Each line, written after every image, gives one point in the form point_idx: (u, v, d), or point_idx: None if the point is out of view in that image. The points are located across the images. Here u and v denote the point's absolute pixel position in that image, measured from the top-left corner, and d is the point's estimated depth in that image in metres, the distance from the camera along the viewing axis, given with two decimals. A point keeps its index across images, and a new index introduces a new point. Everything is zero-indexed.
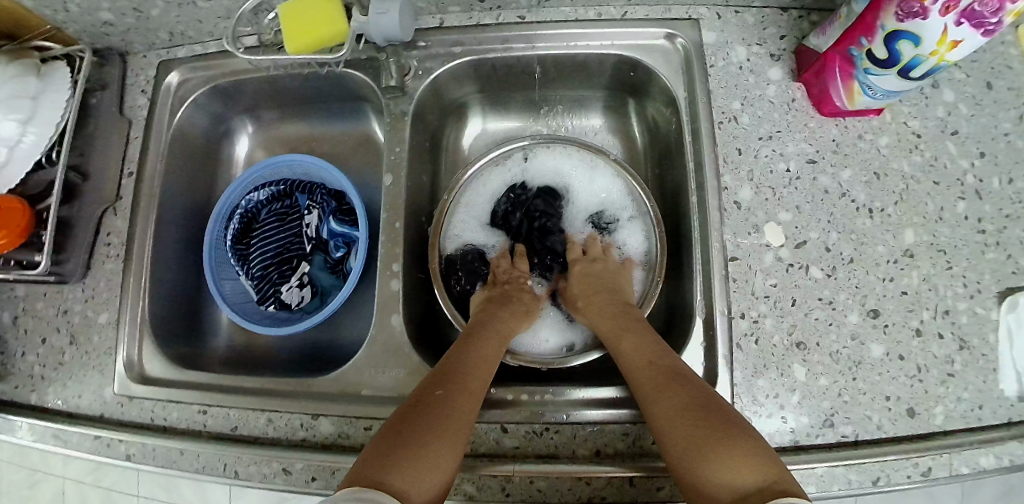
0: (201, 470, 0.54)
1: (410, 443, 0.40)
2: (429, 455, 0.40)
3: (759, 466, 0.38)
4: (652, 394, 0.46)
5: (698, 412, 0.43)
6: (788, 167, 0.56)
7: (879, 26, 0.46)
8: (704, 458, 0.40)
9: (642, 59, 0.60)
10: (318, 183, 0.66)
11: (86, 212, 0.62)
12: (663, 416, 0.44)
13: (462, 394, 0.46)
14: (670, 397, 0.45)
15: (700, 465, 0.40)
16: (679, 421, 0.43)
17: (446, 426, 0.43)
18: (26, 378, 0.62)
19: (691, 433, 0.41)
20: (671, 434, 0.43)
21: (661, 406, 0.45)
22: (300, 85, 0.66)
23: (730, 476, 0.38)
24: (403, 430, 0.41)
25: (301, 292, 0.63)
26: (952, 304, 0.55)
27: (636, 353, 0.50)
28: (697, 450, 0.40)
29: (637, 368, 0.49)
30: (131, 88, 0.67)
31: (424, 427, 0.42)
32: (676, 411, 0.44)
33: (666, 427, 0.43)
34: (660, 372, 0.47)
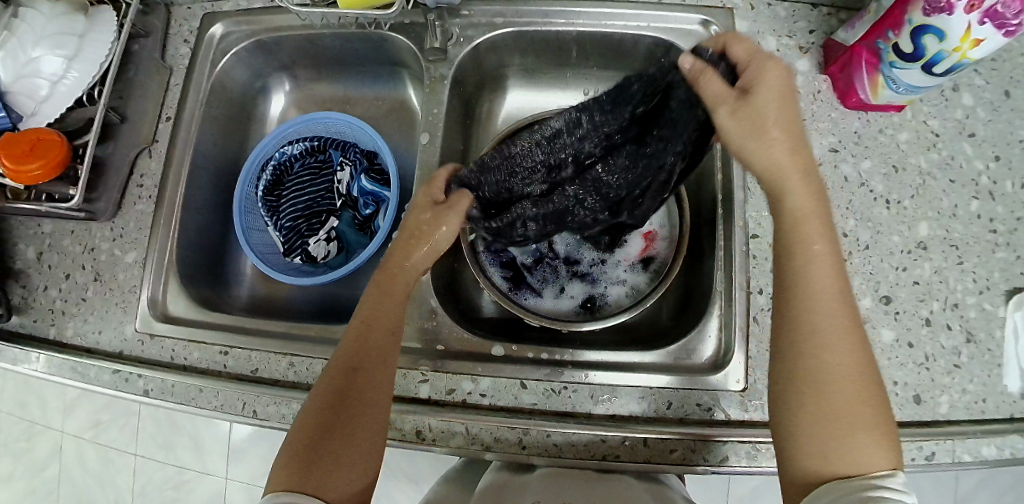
0: (221, 407, 0.54)
1: (325, 441, 0.44)
2: (353, 447, 0.44)
3: (881, 455, 0.38)
4: (844, 343, 0.41)
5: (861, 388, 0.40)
6: (812, 154, 0.58)
7: (906, 20, 0.49)
8: (844, 433, 0.39)
9: (676, 42, 0.62)
10: (351, 142, 0.68)
11: (122, 152, 0.63)
12: (829, 373, 0.40)
13: (376, 360, 0.47)
14: (851, 359, 0.40)
15: (841, 438, 0.38)
16: (845, 380, 0.40)
17: (361, 416, 0.45)
18: (47, 312, 0.63)
19: (856, 410, 0.39)
20: (827, 397, 0.39)
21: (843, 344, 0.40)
22: (340, 46, 0.67)
23: (858, 454, 0.38)
24: (323, 423, 0.44)
25: (327, 246, 0.65)
26: (961, 298, 0.56)
27: (823, 282, 0.42)
28: (841, 430, 0.39)
29: (823, 299, 0.41)
30: (174, 38, 0.68)
31: (347, 421, 0.45)
32: (859, 385, 0.40)
33: (840, 393, 0.39)
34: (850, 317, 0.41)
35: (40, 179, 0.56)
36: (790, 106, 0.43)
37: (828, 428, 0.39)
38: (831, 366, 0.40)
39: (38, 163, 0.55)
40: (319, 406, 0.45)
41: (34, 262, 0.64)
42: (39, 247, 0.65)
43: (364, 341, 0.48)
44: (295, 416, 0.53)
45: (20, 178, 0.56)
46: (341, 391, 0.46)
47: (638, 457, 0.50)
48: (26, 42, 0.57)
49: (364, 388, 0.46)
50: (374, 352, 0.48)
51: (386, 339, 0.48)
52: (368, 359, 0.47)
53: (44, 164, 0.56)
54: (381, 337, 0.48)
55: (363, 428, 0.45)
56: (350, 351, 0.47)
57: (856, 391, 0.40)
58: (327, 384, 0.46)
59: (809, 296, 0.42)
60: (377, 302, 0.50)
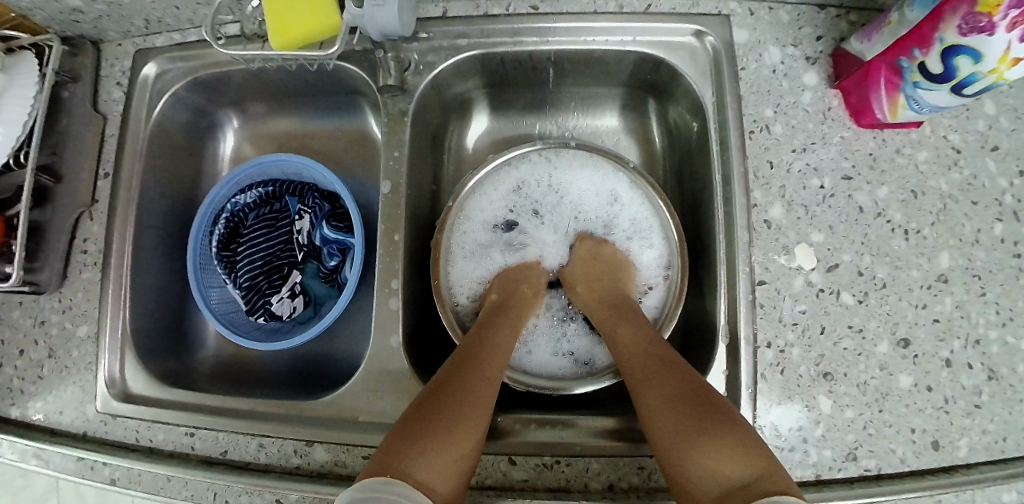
0: (191, 497, 0.51)
1: (435, 418, 0.39)
2: (462, 428, 0.39)
3: (743, 459, 0.36)
4: (652, 392, 0.42)
5: (691, 413, 0.39)
6: (822, 183, 0.52)
7: (936, 39, 0.42)
8: (690, 448, 0.37)
9: (665, 58, 0.55)
10: (310, 184, 0.62)
11: (61, 216, 0.58)
12: (654, 409, 0.41)
13: (485, 363, 0.45)
14: (669, 382, 0.41)
15: (688, 451, 0.37)
16: (669, 409, 0.40)
17: (467, 410, 0.40)
18: (3, 392, 0.59)
19: (693, 422, 0.38)
20: (665, 428, 0.39)
21: (653, 388, 0.42)
22: (287, 78, 0.60)
23: (723, 470, 0.35)
24: (421, 415, 0.39)
25: (292, 303, 0.59)
26: (983, 333, 0.51)
27: (627, 349, 0.47)
28: (680, 439, 0.38)
29: (629, 360, 0.46)
30: (107, 80, 0.61)
31: (445, 413, 0.39)
32: (678, 404, 0.40)
33: (654, 418, 0.40)
34: (657, 356, 0.44)
35: None
36: (590, 270, 0.56)
37: (671, 446, 0.38)
38: (648, 395, 0.42)
39: None
40: (419, 403, 0.41)
41: None
42: None
43: (475, 350, 0.46)
44: None
45: None
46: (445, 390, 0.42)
47: None
48: None
49: (476, 384, 0.43)
50: (493, 353, 0.47)
51: (501, 346, 0.48)
52: (491, 362, 0.46)
53: None
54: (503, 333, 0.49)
55: (463, 421, 0.39)
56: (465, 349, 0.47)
57: (667, 406, 0.40)
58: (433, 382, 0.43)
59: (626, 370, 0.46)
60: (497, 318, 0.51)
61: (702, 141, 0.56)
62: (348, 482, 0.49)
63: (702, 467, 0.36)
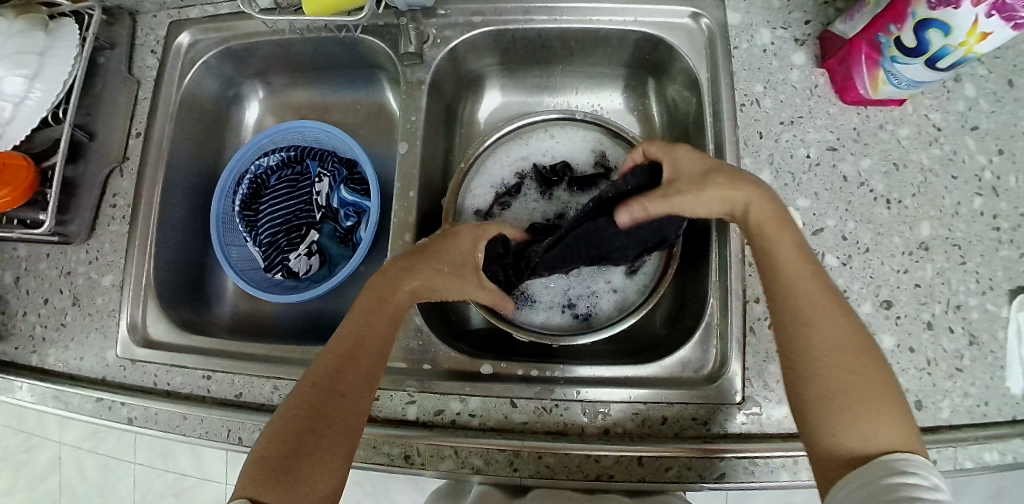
0: (206, 435, 0.53)
1: (300, 457, 0.37)
2: (325, 458, 0.38)
3: (904, 429, 0.36)
4: (837, 333, 0.40)
5: (859, 358, 0.39)
6: (809, 154, 0.56)
7: (909, 14, 0.46)
8: (856, 404, 0.37)
9: (664, 37, 0.59)
10: (330, 151, 0.65)
11: (92, 172, 0.61)
12: (824, 346, 0.40)
13: (352, 369, 0.42)
14: (838, 329, 0.40)
15: (848, 421, 0.37)
16: (844, 351, 0.39)
17: (338, 431, 0.39)
18: (27, 339, 0.61)
19: (858, 369, 0.38)
20: (819, 369, 0.39)
21: (833, 330, 0.40)
22: (310, 50, 0.65)
23: (873, 434, 0.36)
24: (287, 452, 0.37)
25: (309, 261, 0.62)
26: (964, 299, 0.54)
27: (790, 262, 0.44)
28: (847, 395, 0.37)
29: (799, 288, 0.42)
30: (141, 48, 0.65)
31: (315, 441, 0.38)
32: (849, 353, 0.39)
33: (843, 391, 0.38)
34: (831, 296, 0.42)
35: (9, 206, 0.54)
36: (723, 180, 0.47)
37: (827, 413, 0.37)
38: (833, 351, 0.39)
39: (6, 189, 0.53)
40: (283, 432, 0.38)
41: (11, 287, 0.62)
42: (15, 271, 0.63)
43: (348, 351, 0.43)
44: None
45: None
46: (315, 410, 0.39)
47: (632, 476, 0.49)
48: None
49: (340, 402, 0.40)
50: (365, 358, 0.43)
51: (378, 347, 0.44)
52: (361, 369, 0.42)
53: (13, 190, 0.54)
54: (386, 325, 0.45)
55: (334, 444, 0.39)
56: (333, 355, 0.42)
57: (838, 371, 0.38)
58: (297, 400, 0.40)
59: (798, 308, 0.42)
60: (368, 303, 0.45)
61: (698, 115, 0.60)
62: None
63: (850, 440, 0.36)
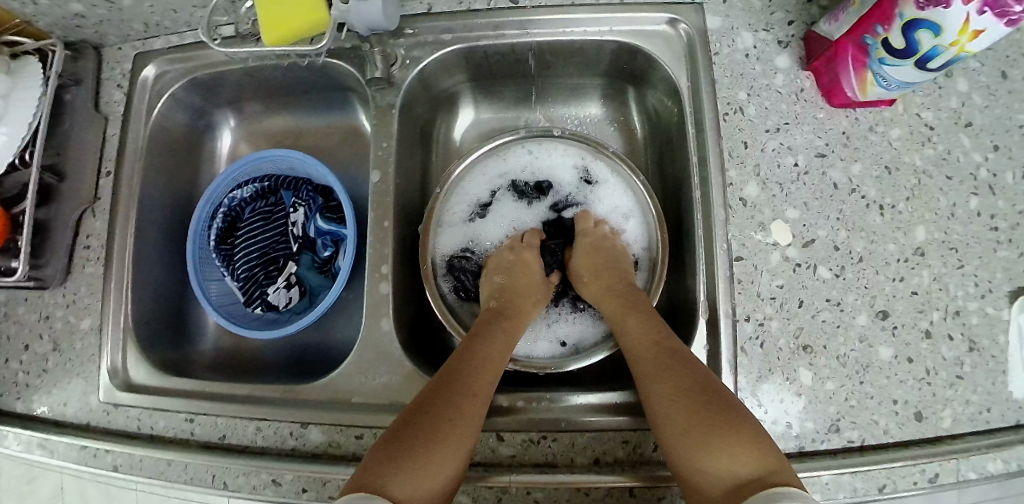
0: (190, 481, 0.52)
1: (414, 447, 0.41)
2: (436, 450, 0.41)
3: (755, 457, 0.39)
4: (659, 390, 0.45)
5: (693, 400, 0.43)
6: (796, 162, 0.54)
7: (896, 15, 0.43)
8: (701, 438, 0.41)
9: (641, 46, 0.57)
10: (304, 178, 0.63)
11: (64, 213, 0.60)
12: (665, 397, 0.44)
13: (472, 382, 0.46)
14: (676, 378, 0.44)
15: (701, 456, 0.41)
16: (681, 404, 0.43)
17: (447, 428, 0.42)
18: (9, 386, 0.60)
19: (700, 408, 0.42)
20: (667, 417, 0.43)
21: (660, 387, 0.45)
22: (279, 76, 0.63)
23: (729, 466, 0.40)
24: (395, 445, 0.41)
25: (288, 293, 0.61)
26: (962, 304, 0.52)
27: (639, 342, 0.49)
28: (697, 434, 0.41)
29: (639, 355, 0.48)
30: (107, 82, 0.64)
31: (432, 437, 0.42)
32: (689, 397, 0.43)
33: (669, 420, 0.43)
34: (664, 351, 0.47)
35: None
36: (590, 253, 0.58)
37: (682, 443, 0.42)
38: (664, 398, 0.44)
39: None
40: (400, 429, 0.42)
41: None
42: None
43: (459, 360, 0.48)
44: (266, 486, 0.51)
45: None
46: (423, 410, 0.43)
47: None
48: None
49: (452, 403, 0.44)
50: (483, 368, 0.48)
51: (495, 364, 0.49)
52: (480, 378, 0.47)
53: None
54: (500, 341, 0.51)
55: (446, 442, 0.42)
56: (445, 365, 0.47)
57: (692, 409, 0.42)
58: (418, 403, 0.44)
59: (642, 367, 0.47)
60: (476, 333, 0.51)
61: (680, 124, 0.58)
62: (341, 462, 0.50)
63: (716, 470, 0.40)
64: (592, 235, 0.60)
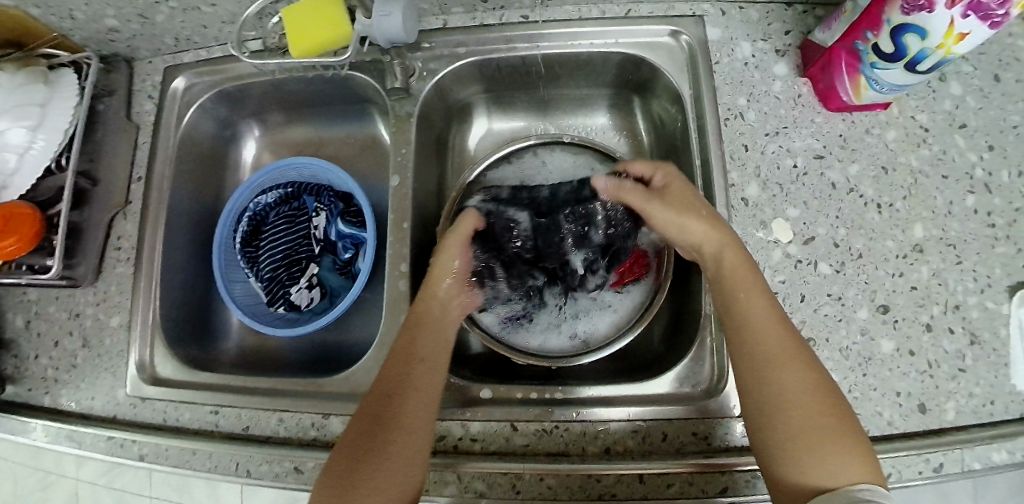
0: (214, 469, 0.54)
1: (369, 453, 0.43)
2: (389, 451, 0.43)
3: (862, 460, 0.41)
4: (790, 379, 0.43)
5: (826, 403, 0.42)
6: (796, 163, 0.56)
7: (884, 20, 0.46)
8: (819, 442, 0.41)
9: (645, 56, 0.60)
10: (325, 185, 0.66)
11: (97, 216, 0.63)
12: (789, 390, 0.43)
13: (414, 380, 0.47)
14: (805, 372, 0.43)
15: (809, 458, 0.41)
16: (811, 401, 0.42)
17: (396, 429, 0.44)
18: (38, 381, 0.63)
19: (821, 411, 0.42)
20: (788, 413, 0.42)
21: (791, 380, 0.43)
22: (301, 88, 0.66)
23: (825, 476, 0.40)
24: (354, 457, 0.43)
25: (310, 294, 0.64)
26: (961, 299, 0.54)
27: (764, 319, 0.46)
28: (809, 438, 0.41)
29: (759, 336, 0.45)
30: (139, 94, 0.68)
31: (382, 441, 0.43)
32: (818, 401, 0.42)
33: (792, 415, 0.42)
34: (794, 341, 0.45)
35: (19, 252, 0.56)
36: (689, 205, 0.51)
37: (786, 449, 0.41)
38: (780, 391, 0.43)
39: (12, 239, 0.55)
40: (353, 439, 0.44)
41: (22, 331, 0.64)
42: (26, 315, 0.64)
43: (403, 356, 0.48)
44: (288, 474, 0.52)
45: None
46: (378, 416, 0.45)
47: (635, 495, 0.49)
48: None
49: (400, 405, 0.45)
50: (422, 364, 0.48)
51: (435, 355, 0.49)
52: (419, 373, 0.47)
53: (19, 238, 0.55)
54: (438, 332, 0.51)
55: (399, 442, 0.43)
56: (394, 366, 0.48)
57: (812, 408, 0.42)
58: (365, 408, 0.46)
59: (756, 346, 0.45)
60: (418, 325, 0.51)
61: (684, 129, 0.61)
62: None
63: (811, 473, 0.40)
64: (665, 172, 0.55)
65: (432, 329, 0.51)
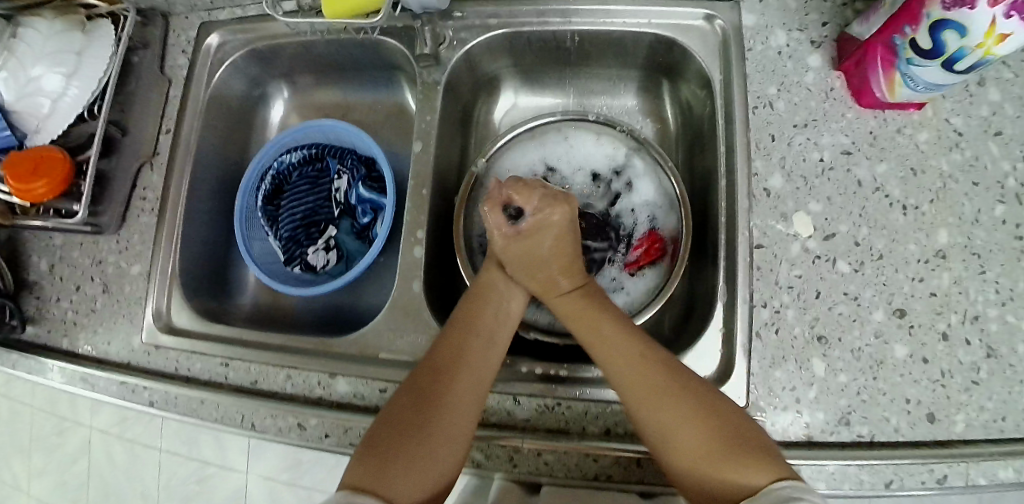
0: (220, 419, 0.56)
1: (409, 433, 0.43)
2: (434, 433, 0.43)
3: (749, 470, 0.39)
4: (638, 410, 0.44)
5: (693, 418, 0.43)
6: (822, 157, 0.55)
7: (924, 15, 0.44)
8: (711, 462, 0.41)
9: (677, 39, 0.59)
10: (349, 149, 0.67)
11: (124, 165, 0.64)
12: (649, 418, 0.44)
13: (467, 365, 0.47)
14: (671, 401, 0.43)
15: (714, 466, 0.41)
16: (682, 430, 0.42)
17: (446, 412, 0.44)
18: (59, 323, 0.65)
19: (691, 425, 0.42)
20: (649, 439, 0.44)
21: (642, 394, 0.44)
22: (333, 51, 0.67)
23: (742, 478, 0.39)
24: (394, 431, 0.43)
25: (326, 256, 0.64)
26: (982, 310, 0.52)
27: (611, 346, 0.47)
28: (707, 458, 0.41)
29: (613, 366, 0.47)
30: (172, 49, 0.69)
31: (431, 424, 0.43)
32: (674, 411, 0.43)
33: (652, 433, 0.43)
34: (661, 371, 0.45)
35: (47, 196, 0.57)
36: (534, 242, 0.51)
37: (695, 465, 0.41)
38: (646, 409, 0.44)
39: (42, 182, 0.56)
40: (395, 414, 0.44)
41: (47, 274, 0.66)
42: (51, 259, 0.66)
43: (459, 344, 0.49)
44: (291, 429, 0.53)
45: (26, 196, 0.57)
46: (428, 396, 0.45)
47: (630, 476, 0.49)
48: (27, 62, 0.59)
49: (449, 390, 0.45)
50: (477, 353, 0.48)
51: (491, 352, 0.49)
52: (475, 361, 0.48)
53: (48, 181, 0.56)
54: (502, 328, 0.52)
55: (445, 426, 0.44)
56: (445, 354, 0.48)
57: (697, 427, 0.42)
58: (411, 387, 0.46)
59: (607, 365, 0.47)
60: (478, 313, 0.51)
61: (710, 116, 0.60)
62: (364, 411, 0.53)
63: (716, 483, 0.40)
64: (552, 215, 0.51)
65: (495, 322, 0.52)
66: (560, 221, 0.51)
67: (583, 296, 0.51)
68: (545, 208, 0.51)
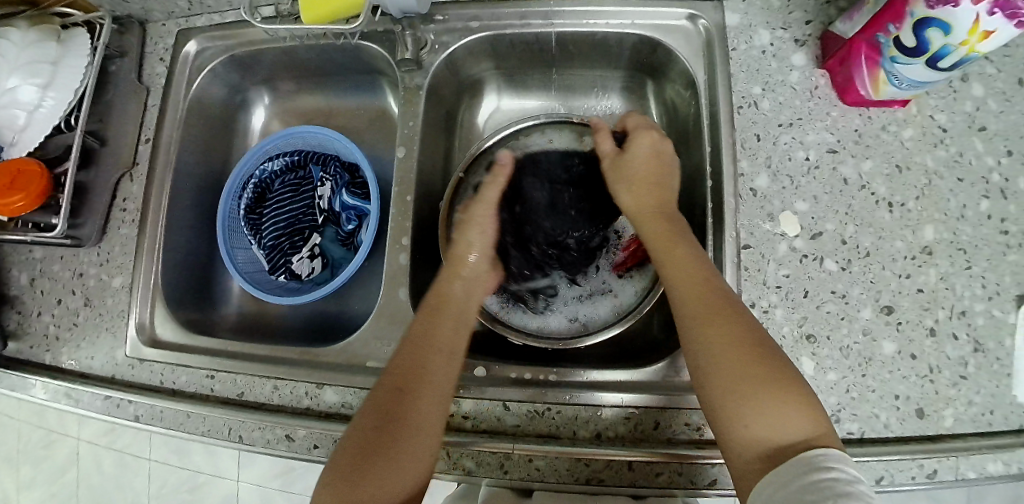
0: (207, 433, 0.55)
1: (375, 458, 0.42)
2: (399, 457, 0.43)
3: (797, 418, 0.39)
4: (707, 336, 0.43)
5: (747, 350, 0.42)
6: (808, 156, 0.55)
7: (907, 13, 0.44)
8: (756, 396, 0.40)
9: (661, 39, 0.59)
10: (332, 155, 0.66)
11: (104, 177, 0.63)
12: (711, 339, 0.43)
13: (430, 382, 0.46)
14: (731, 328, 0.43)
15: (760, 407, 0.40)
16: (728, 353, 0.42)
17: (409, 430, 0.43)
18: (40, 338, 0.63)
19: (746, 358, 0.42)
20: (707, 361, 0.43)
21: (716, 329, 0.43)
22: (314, 57, 0.66)
23: (789, 428, 0.39)
24: (359, 457, 0.42)
25: (311, 264, 0.64)
26: (968, 305, 0.52)
27: (680, 270, 0.47)
28: (758, 398, 0.40)
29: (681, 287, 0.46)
30: (151, 57, 0.67)
31: (395, 445, 0.43)
32: (735, 350, 0.42)
33: (709, 358, 0.43)
34: (716, 301, 0.44)
35: (25, 208, 0.56)
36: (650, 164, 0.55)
37: (734, 401, 0.41)
38: (703, 335, 0.43)
39: (20, 196, 0.55)
40: (359, 439, 0.43)
41: (26, 288, 0.65)
42: (31, 273, 0.65)
43: (421, 360, 0.47)
44: (280, 441, 0.53)
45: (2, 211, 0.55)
46: (390, 418, 0.44)
47: (624, 481, 0.49)
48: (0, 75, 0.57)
49: (411, 408, 0.44)
50: (439, 365, 0.47)
51: (449, 359, 0.48)
52: (436, 375, 0.46)
53: (25, 195, 0.55)
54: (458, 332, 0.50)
55: (410, 446, 0.43)
56: (407, 369, 0.46)
57: (743, 357, 0.42)
58: (373, 407, 0.45)
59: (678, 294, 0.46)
60: (434, 323, 0.49)
61: (696, 116, 0.60)
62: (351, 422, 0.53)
63: (754, 428, 0.40)
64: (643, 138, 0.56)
65: (449, 328, 0.50)
66: (647, 151, 0.55)
67: (665, 220, 0.52)
68: (643, 134, 0.56)
